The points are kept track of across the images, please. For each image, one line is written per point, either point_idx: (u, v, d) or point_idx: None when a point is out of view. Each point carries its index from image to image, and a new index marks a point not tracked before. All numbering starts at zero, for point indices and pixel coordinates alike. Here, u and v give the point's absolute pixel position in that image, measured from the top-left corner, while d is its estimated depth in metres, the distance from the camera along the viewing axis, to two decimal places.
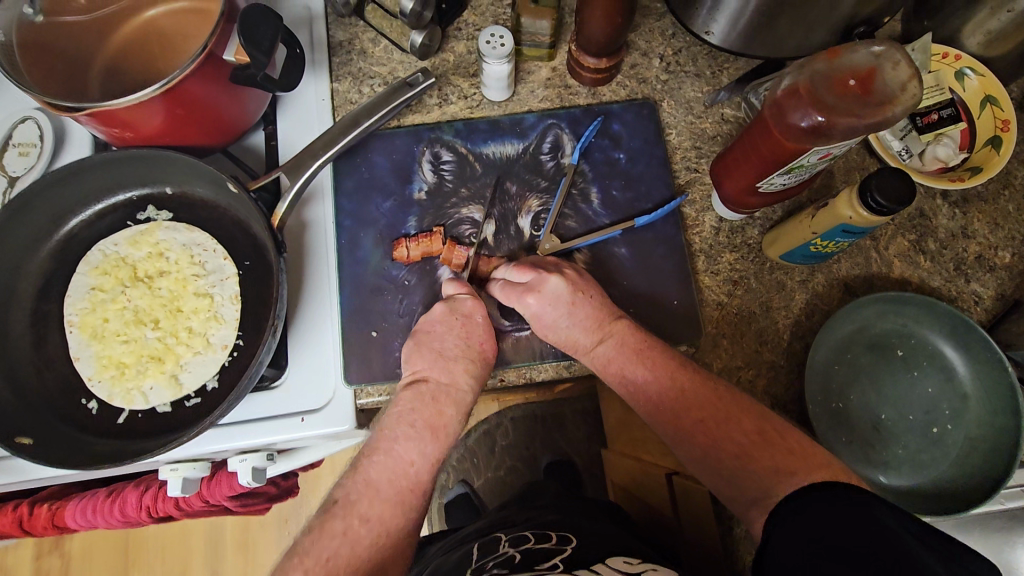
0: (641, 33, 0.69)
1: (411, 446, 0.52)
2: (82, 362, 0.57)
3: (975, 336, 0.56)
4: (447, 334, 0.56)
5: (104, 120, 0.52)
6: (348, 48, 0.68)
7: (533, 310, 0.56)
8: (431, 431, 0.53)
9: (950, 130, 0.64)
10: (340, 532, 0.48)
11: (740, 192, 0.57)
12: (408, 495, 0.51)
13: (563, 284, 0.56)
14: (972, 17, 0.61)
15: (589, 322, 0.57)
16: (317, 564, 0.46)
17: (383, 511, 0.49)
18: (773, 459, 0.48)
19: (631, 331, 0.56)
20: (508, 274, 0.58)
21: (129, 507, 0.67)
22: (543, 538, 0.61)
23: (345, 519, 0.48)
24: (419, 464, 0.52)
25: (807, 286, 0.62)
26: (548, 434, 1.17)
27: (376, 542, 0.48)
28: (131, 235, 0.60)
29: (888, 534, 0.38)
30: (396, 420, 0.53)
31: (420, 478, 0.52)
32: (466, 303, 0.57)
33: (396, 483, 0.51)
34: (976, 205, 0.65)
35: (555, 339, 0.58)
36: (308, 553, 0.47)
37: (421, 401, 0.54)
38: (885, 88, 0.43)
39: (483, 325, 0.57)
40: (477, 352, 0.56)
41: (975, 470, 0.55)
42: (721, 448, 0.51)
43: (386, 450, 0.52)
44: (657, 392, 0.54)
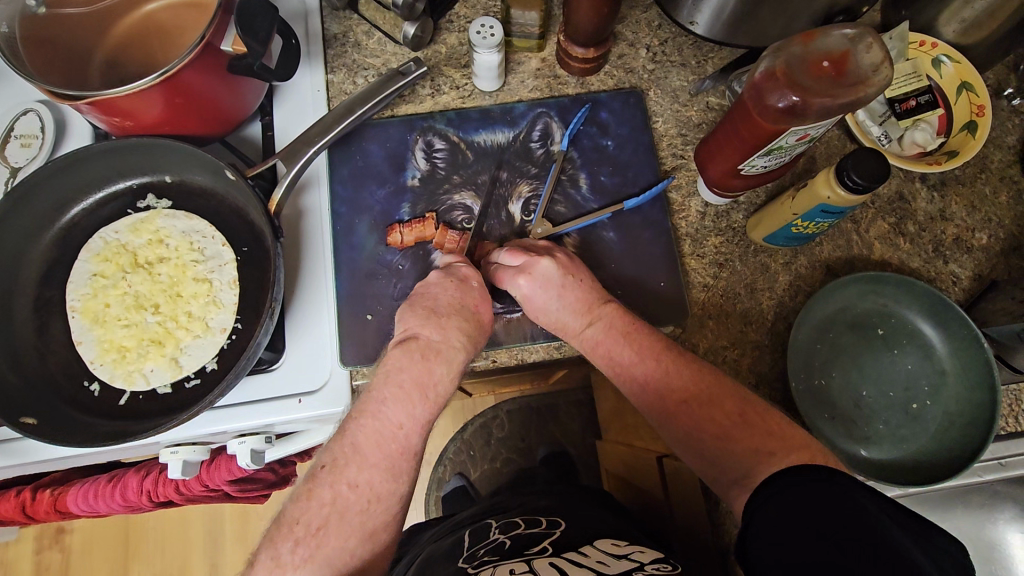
0: (628, 25, 0.71)
1: (400, 408, 0.52)
2: (84, 346, 0.58)
3: (952, 314, 0.58)
4: (442, 292, 0.57)
5: (105, 109, 0.53)
6: (342, 40, 0.70)
7: (524, 291, 0.58)
8: (421, 393, 0.53)
9: (928, 115, 0.66)
10: (328, 500, 0.49)
11: (723, 175, 0.59)
12: (398, 458, 0.51)
13: (553, 267, 0.58)
14: (948, 6, 0.63)
15: (580, 305, 0.58)
16: (306, 532, 0.48)
17: (371, 476, 0.50)
18: (755, 438, 0.50)
19: (619, 314, 0.58)
20: (502, 258, 0.60)
21: (130, 491, 0.69)
22: (534, 524, 0.63)
23: (333, 487, 0.49)
24: (408, 426, 0.52)
25: (790, 268, 0.64)
26: (543, 425, 1.19)
27: (365, 508, 0.49)
28: (132, 223, 0.62)
29: (862, 513, 0.39)
30: (385, 380, 0.53)
31: (410, 439, 0.52)
32: (464, 269, 0.59)
33: (384, 446, 0.51)
34: (954, 188, 0.67)
35: (546, 319, 0.59)
36: (296, 522, 0.48)
37: (411, 359, 0.53)
38: (858, 70, 0.44)
39: (478, 290, 0.58)
40: (471, 311, 0.57)
41: (953, 443, 0.57)
42: (703, 427, 0.53)
43: (373, 413, 0.52)
44: (644, 374, 0.56)
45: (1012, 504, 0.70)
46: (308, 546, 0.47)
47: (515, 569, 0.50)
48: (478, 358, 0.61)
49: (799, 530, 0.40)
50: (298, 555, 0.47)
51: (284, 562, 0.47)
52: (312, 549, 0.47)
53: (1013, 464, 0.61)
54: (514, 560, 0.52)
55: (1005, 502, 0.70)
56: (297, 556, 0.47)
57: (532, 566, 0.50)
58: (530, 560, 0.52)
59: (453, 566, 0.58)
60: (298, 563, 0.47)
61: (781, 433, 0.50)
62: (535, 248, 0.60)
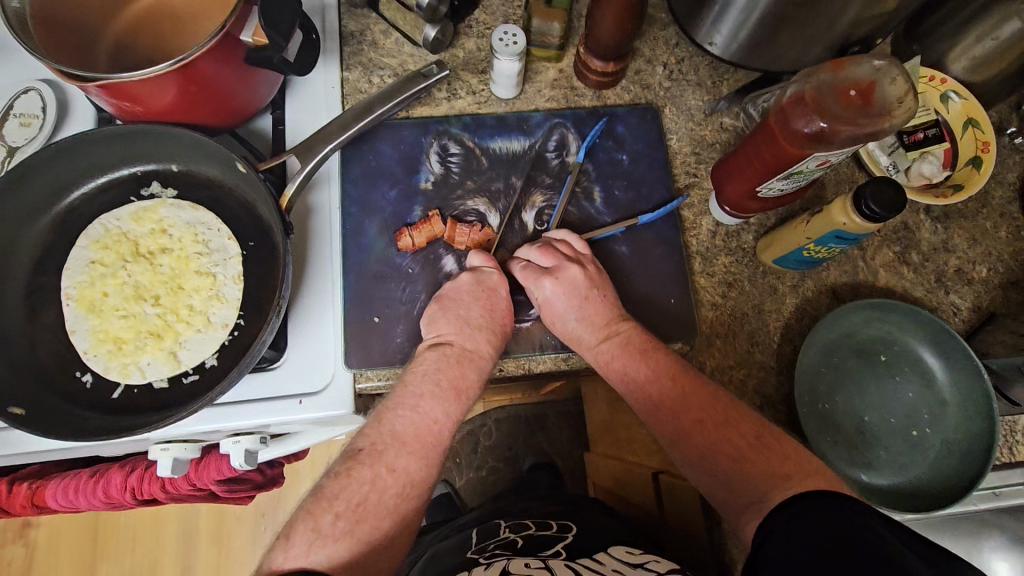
0: (646, 41, 0.72)
1: (436, 404, 0.54)
2: (78, 335, 0.56)
3: (955, 344, 0.59)
4: (473, 302, 0.57)
5: (115, 93, 0.52)
6: (359, 38, 0.69)
7: (548, 295, 0.58)
8: (455, 391, 0.55)
9: (934, 148, 0.67)
10: (367, 480, 0.51)
11: (740, 197, 0.59)
12: (432, 449, 0.54)
13: (582, 276, 0.58)
14: (959, 43, 0.65)
15: (598, 318, 0.58)
16: (347, 507, 0.49)
17: (408, 463, 0.52)
18: (771, 463, 0.50)
19: (637, 333, 0.58)
20: (532, 256, 0.60)
21: (113, 488, 0.66)
22: (544, 527, 0.63)
23: (373, 468, 0.51)
24: (442, 422, 0.55)
25: (798, 291, 0.65)
26: (531, 434, 1.19)
27: (401, 492, 0.52)
28: (134, 211, 0.60)
29: (876, 538, 0.38)
30: (421, 378, 0.55)
31: (442, 432, 0.55)
32: (491, 276, 0.59)
33: (420, 438, 0.53)
34: (957, 221, 0.68)
35: (562, 326, 0.59)
36: (337, 498, 0.50)
37: (447, 363, 0.56)
38: (884, 101, 0.45)
39: (505, 300, 0.59)
40: (499, 325, 0.58)
41: (952, 472, 0.57)
42: (717, 449, 0.52)
43: (410, 406, 0.54)
44: (661, 392, 0.55)
45: (999, 531, 0.71)
46: (349, 520, 0.49)
47: (529, 563, 0.52)
48: None
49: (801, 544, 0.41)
50: (338, 526, 0.48)
51: (325, 533, 0.48)
52: (353, 523, 0.49)
53: (1009, 494, 0.63)
54: (528, 557, 0.54)
55: (992, 530, 0.71)
56: (337, 529, 0.48)
57: (547, 565, 0.51)
58: (546, 560, 0.53)
59: (463, 560, 0.59)
60: (338, 534, 0.48)
61: (796, 460, 0.49)
62: (566, 253, 0.60)
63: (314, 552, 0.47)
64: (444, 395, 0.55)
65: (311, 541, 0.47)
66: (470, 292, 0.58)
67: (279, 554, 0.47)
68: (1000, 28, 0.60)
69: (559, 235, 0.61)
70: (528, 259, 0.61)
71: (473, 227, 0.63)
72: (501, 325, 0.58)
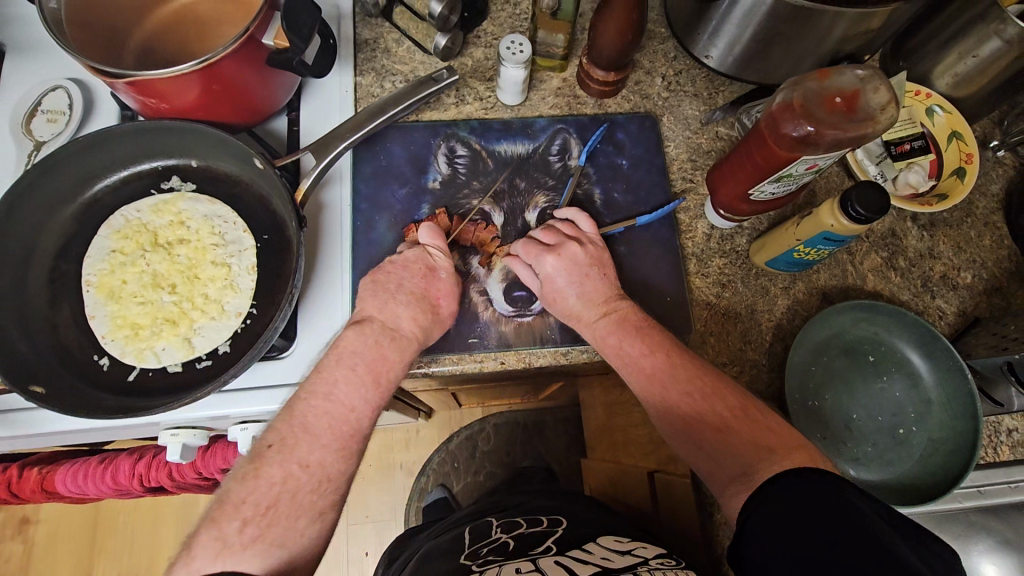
0: (646, 54, 0.75)
1: (353, 390, 0.53)
2: (97, 320, 0.58)
3: (939, 345, 0.61)
4: (408, 277, 0.59)
5: (142, 90, 0.55)
6: (373, 46, 0.73)
7: (549, 269, 0.60)
8: (373, 378, 0.54)
9: (920, 159, 0.70)
10: (278, 478, 0.48)
11: (733, 199, 0.62)
12: (349, 438, 0.52)
13: (581, 254, 0.61)
14: (942, 61, 0.68)
15: (596, 297, 0.60)
16: (254, 512, 0.46)
17: (322, 457, 0.50)
18: (754, 432, 0.51)
19: (634, 311, 0.60)
20: (535, 237, 0.63)
21: (121, 474, 0.68)
22: (535, 523, 0.64)
23: (283, 466, 0.48)
24: (360, 410, 0.53)
25: (789, 293, 0.67)
26: (529, 441, 1.21)
27: (316, 488, 0.49)
28: (154, 204, 0.63)
29: (859, 516, 0.40)
30: (338, 361, 0.54)
31: (360, 419, 0.53)
32: (437, 257, 0.61)
33: (334, 428, 0.51)
34: (942, 229, 0.71)
35: (563, 304, 0.60)
36: (243, 502, 0.47)
37: (364, 344, 0.55)
38: (867, 109, 0.48)
39: (444, 281, 0.61)
40: (430, 303, 0.59)
41: (936, 469, 0.59)
42: (704, 421, 0.53)
43: (325, 394, 0.52)
44: (652, 366, 0.56)
45: (987, 535, 0.72)
46: (258, 526, 0.46)
47: (520, 568, 0.51)
48: (487, 360, 0.62)
49: (813, 535, 0.40)
50: (246, 535, 0.45)
51: (231, 544, 0.45)
52: (262, 529, 0.46)
53: (990, 493, 0.66)
54: (519, 560, 0.53)
55: (982, 533, 0.72)
56: (245, 536, 0.45)
57: (537, 565, 0.51)
58: (535, 560, 0.52)
59: (455, 564, 0.58)
60: (246, 542, 0.45)
61: (778, 430, 0.51)
62: (568, 233, 0.63)
63: (219, 563, 0.44)
64: (360, 382, 0.53)
65: (215, 552, 0.44)
66: (404, 264, 0.60)
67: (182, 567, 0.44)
68: (981, 47, 0.64)
69: (565, 215, 0.65)
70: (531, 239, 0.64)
71: (477, 223, 0.66)
72: (434, 304, 0.59)
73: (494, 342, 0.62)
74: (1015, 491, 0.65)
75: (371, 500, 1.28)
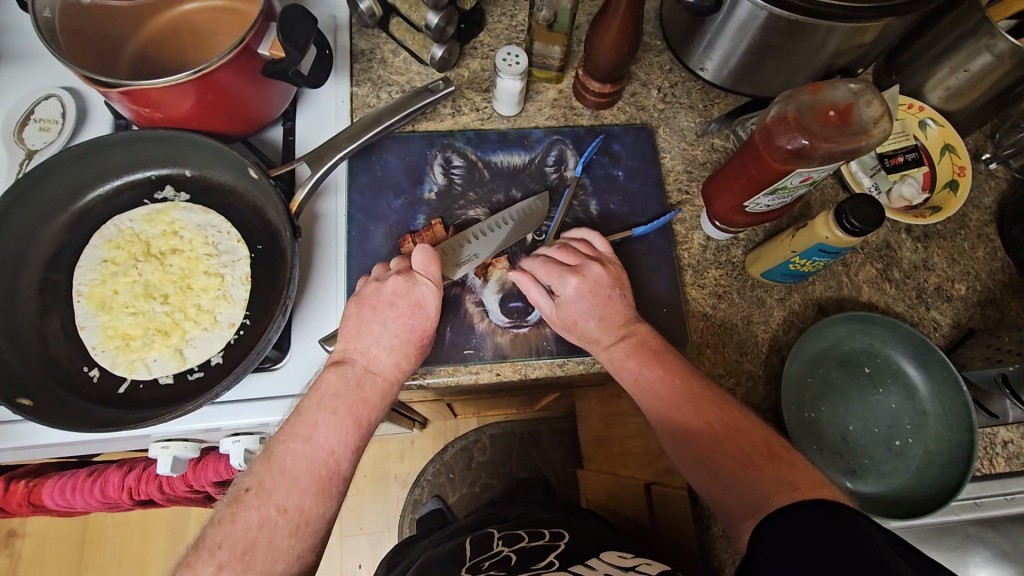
0: (642, 66, 0.76)
1: (333, 433, 0.50)
2: (87, 331, 0.57)
3: (934, 356, 0.61)
4: (393, 318, 0.55)
5: (136, 99, 0.54)
6: (369, 56, 0.73)
7: (571, 292, 0.58)
8: (354, 421, 0.52)
9: (914, 172, 0.71)
10: (255, 523, 0.46)
11: (729, 212, 0.62)
12: (327, 481, 0.49)
13: (604, 275, 0.59)
14: (934, 74, 0.69)
15: (616, 320, 0.58)
16: (230, 556, 0.45)
17: (301, 501, 0.48)
18: (778, 469, 0.49)
19: (652, 335, 0.59)
20: (555, 255, 0.60)
21: (110, 487, 0.67)
22: (536, 536, 0.63)
23: (260, 510, 0.46)
24: (341, 452, 0.50)
25: (785, 304, 0.67)
26: (526, 452, 1.21)
27: (295, 531, 0.47)
28: (147, 213, 0.62)
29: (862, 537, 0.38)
30: (318, 405, 0.51)
31: (341, 462, 0.50)
32: (426, 292, 0.57)
33: (313, 471, 0.49)
34: (936, 241, 0.71)
35: (585, 327, 0.58)
36: (219, 547, 0.45)
37: (345, 386, 0.53)
38: (861, 121, 0.48)
39: (431, 319, 0.57)
40: (417, 342, 0.56)
41: (933, 481, 0.59)
42: (724, 453, 0.51)
43: (304, 438, 0.50)
44: (673, 394, 0.54)
45: (984, 546, 0.72)
46: (233, 571, 0.44)
47: None
48: (482, 371, 0.61)
49: (818, 551, 0.39)
50: None
51: None
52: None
53: (986, 505, 0.65)
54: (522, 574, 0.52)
55: (978, 545, 0.72)
56: None
57: None
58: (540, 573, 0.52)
59: None
60: None
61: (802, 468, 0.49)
62: (586, 252, 0.61)
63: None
64: (340, 425, 0.51)
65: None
66: (390, 298, 0.56)
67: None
68: (972, 61, 0.64)
69: (577, 235, 0.64)
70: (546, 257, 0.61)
71: None
72: (417, 346, 0.56)
73: (490, 353, 0.62)
74: (1011, 503, 0.65)
75: (365, 512, 1.27)
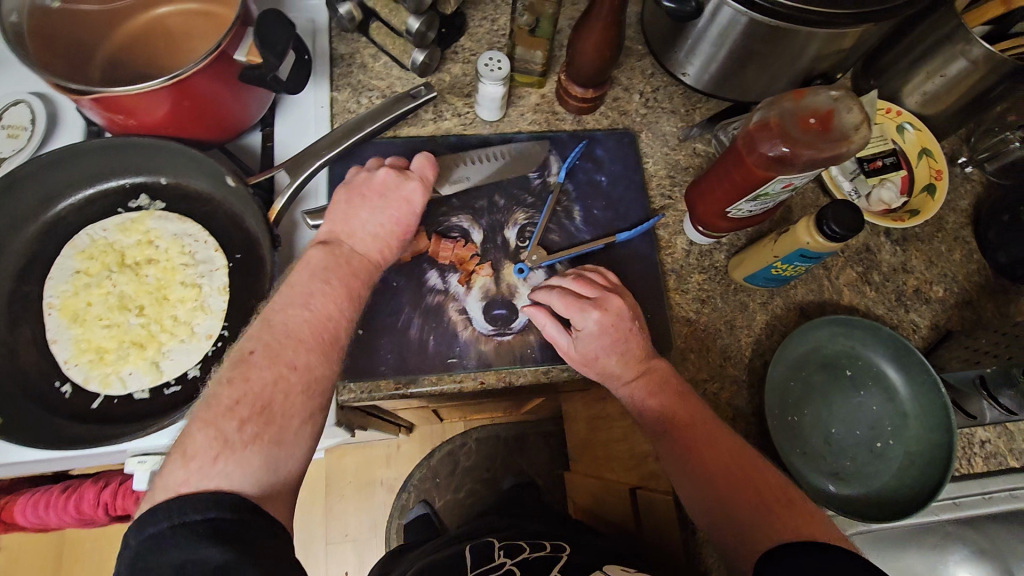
0: (624, 71, 0.76)
1: (328, 301, 0.52)
2: (59, 345, 0.56)
3: (914, 360, 0.62)
4: (380, 206, 0.58)
5: (109, 106, 0.53)
6: (349, 61, 0.72)
7: (592, 325, 0.56)
8: (347, 290, 0.54)
9: (892, 175, 0.71)
10: (268, 380, 0.47)
11: (711, 217, 0.62)
12: (329, 344, 0.51)
13: (625, 307, 0.58)
14: (911, 79, 0.70)
15: (634, 354, 0.58)
16: (251, 412, 0.45)
17: (308, 360, 0.49)
18: (795, 516, 0.48)
19: (668, 371, 0.59)
20: (572, 285, 0.59)
21: (86, 503, 0.65)
22: (538, 548, 0.62)
23: (274, 367, 0.47)
24: (336, 319, 0.52)
25: (767, 308, 0.68)
26: (512, 456, 1.21)
27: (307, 391, 0.48)
28: (121, 223, 0.61)
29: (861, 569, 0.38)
30: (311, 277, 0.53)
31: (337, 333, 0.52)
32: (413, 191, 0.59)
33: (314, 330, 0.51)
34: (914, 244, 0.72)
35: (606, 362, 0.58)
36: (237, 404, 0.45)
37: (335, 261, 0.55)
38: (841, 128, 0.49)
39: (414, 212, 0.59)
40: (401, 231, 0.59)
41: (913, 482, 0.60)
42: (741, 497, 0.50)
43: (303, 304, 0.51)
44: (692, 432, 0.54)
45: (964, 544, 0.73)
46: (256, 425, 0.44)
47: None
48: (465, 379, 0.61)
49: None
50: (244, 434, 0.43)
51: (229, 441, 0.43)
52: (261, 428, 0.44)
53: (965, 504, 0.65)
54: None
55: (958, 543, 0.73)
56: (244, 435, 0.43)
57: None
58: None
59: None
60: (246, 439, 0.43)
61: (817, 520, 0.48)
62: (601, 284, 0.60)
63: (219, 463, 0.41)
64: (336, 295, 0.53)
65: (214, 449, 0.42)
66: (379, 190, 0.59)
67: (177, 468, 0.41)
68: (948, 66, 0.65)
69: (590, 267, 0.62)
70: (560, 286, 0.60)
71: (457, 242, 0.64)
72: (400, 238, 0.59)
73: (473, 362, 0.61)
74: (990, 502, 0.65)
75: (351, 520, 1.25)
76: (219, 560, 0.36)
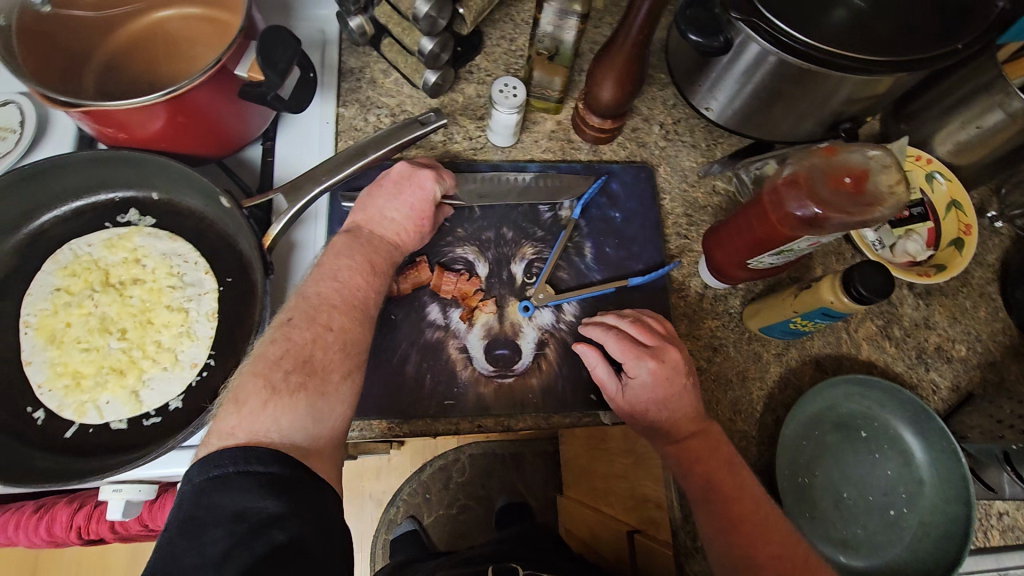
0: (644, 100, 0.73)
1: (354, 274, 0.51)
2: (34, 367, 0.53)
3: (933, 425, 0.59)
4: (397, 194, 0.57)
5: (99, 119, 0.50)
6: (358, 75, 0.69)
7: (646, 376, 0.54)
8: (368, 261, 0.53)
9: (918, 226, 0.68)
10: (308, 337, 0.45)
11: (729, 264, 0.59)
12: (358, 310, 0.49)
13: (682, 361, 0.55)
14: (944, 127, 0.67)
15: (688, 412, 0.54)
16: (295, 364, 0.43)
17: (340, 322, 0.47)
18: None
19: (719, 437, 0.54)
20: (630, 330, 0.57)
21: (57, 526, 0.63)
22: None
23: (315, 329, 0.46)
24: (365, 289, 0.51)
25: (782, 360, 0.64)
26: (506, 474, 1.18)
27: (344, 347, 0.46)
28: (108, 238, 0.58)
29: None
30: (337, 255, 0.52)
31: (367, 301, 0.51)
32: (425, 178, 0.57)
33: (341, 293, 0.49)
34: (938, 298, 0.69)
35: (655, 417, 0.55)
36: (280, 359, 0.43)
37: (357, 243, 0.54)
38: (875, 190, 0.45)
39: (431, 204, 0.58)
40: (418, 223, 0.57)
41: (927, 556, 0.57)
42: None
43: (332, 276, 0.50)
44: (739, 508, 0.49)
45: None
46: (300, 376, 0.43)
47: None
48: (462, 422, 0.58)
49: None
50: (293, 379, 0.42)
51: (276, 388, 0.41)
52: (305, 377, 0.43)
53: None
54: None
55: None
56: (291, 383, 0.42)
57: None
58: None
59: None
60: (293, 386, 0.42)
61: None
62: (659, 331, 0.57)
63: (269, 407, 0.40)
64: (360, 267, 0.52)
65: (263, 397, 0.41)
66: (394, 179, 0.57)
67: (231, 414, 0.40)
68: (984, 117, 0.62)
69: (648, 313, 0.60)
70: (616, 327, 0.58)
71: (461, 275, 0.61)
72: (419, 225, 0.57)
73: (471, 405, 0.58)
74: None
75: None
76: (274, 510, 0.35)
